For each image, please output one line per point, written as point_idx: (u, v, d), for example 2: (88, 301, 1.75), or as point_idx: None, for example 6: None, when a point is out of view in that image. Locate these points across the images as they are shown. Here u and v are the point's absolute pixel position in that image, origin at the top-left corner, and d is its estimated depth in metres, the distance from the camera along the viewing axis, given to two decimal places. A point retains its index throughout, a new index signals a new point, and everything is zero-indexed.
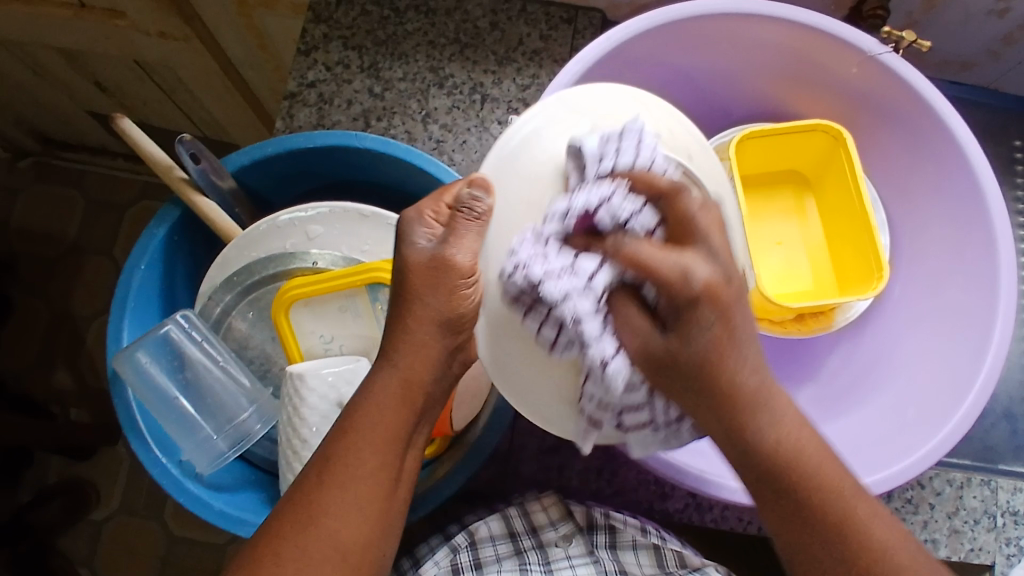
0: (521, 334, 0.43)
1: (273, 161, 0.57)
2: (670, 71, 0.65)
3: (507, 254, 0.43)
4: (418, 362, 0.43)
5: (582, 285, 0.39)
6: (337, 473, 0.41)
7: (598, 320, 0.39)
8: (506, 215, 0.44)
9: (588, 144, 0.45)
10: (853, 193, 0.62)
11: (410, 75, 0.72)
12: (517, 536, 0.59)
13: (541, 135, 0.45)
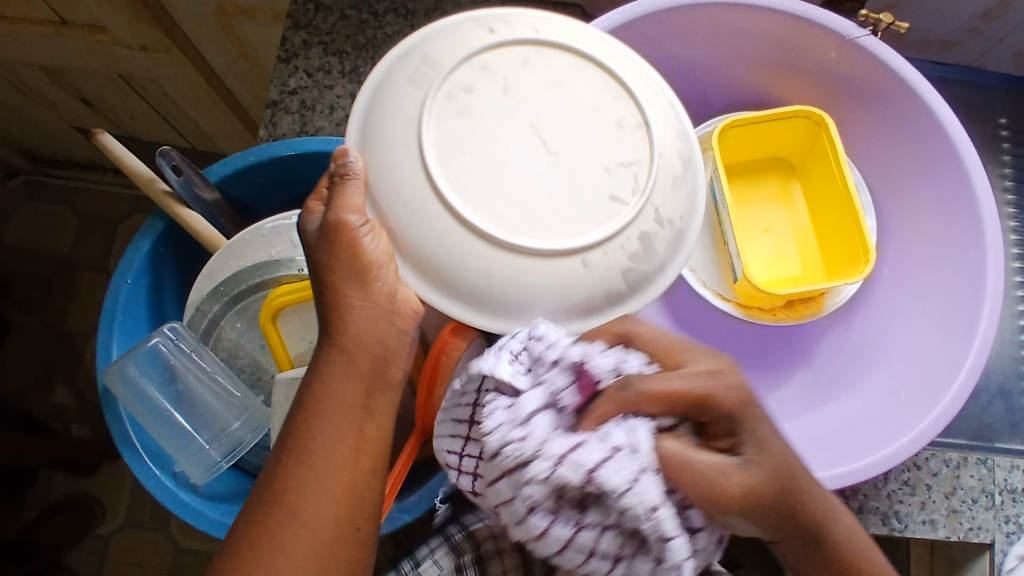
0: (423, 259, 0.42)
1: (256, 170, 0.57)
2: (651, 64, 0.65)
3: (392, 179, 0.41)
4: (359, 328, 0.43)
5: (604, 449, 0.35)
6: (301, 448, 0.41)
7: (651, 472, 0.35)
8: (388, 162, 0.42)
9: (471, 56, 0.43)
10: (836, 176, 0.62)
11: None
12: (517, 533, 0.59)
13: (399, 71, 0.43)
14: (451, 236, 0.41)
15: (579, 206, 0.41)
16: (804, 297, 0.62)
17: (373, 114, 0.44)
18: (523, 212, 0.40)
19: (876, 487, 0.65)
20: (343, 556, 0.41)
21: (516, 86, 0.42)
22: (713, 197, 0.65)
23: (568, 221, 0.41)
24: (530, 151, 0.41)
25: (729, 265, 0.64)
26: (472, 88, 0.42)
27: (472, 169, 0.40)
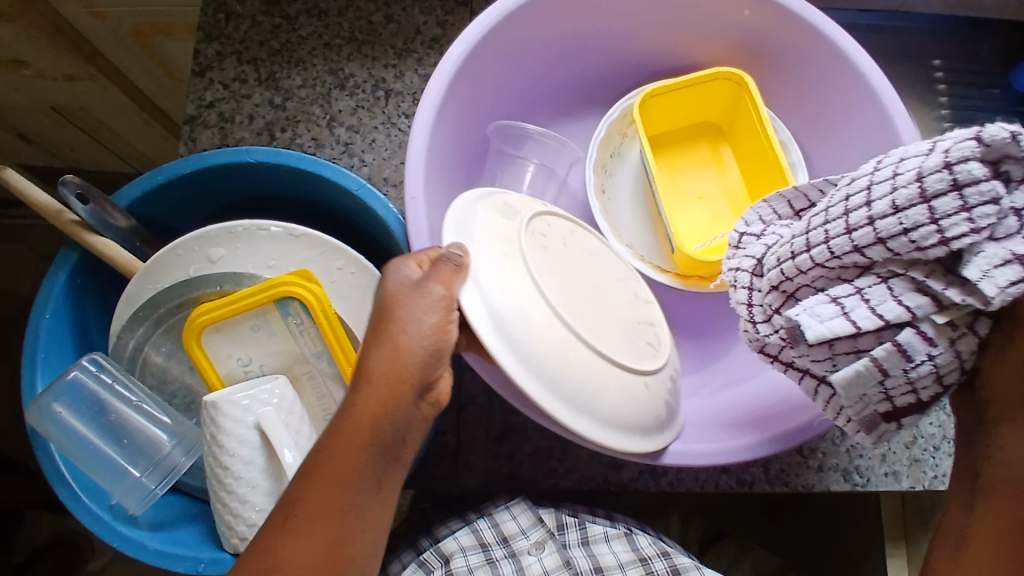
0: (530, 356, 0.45)
1: (165, 189, 0.56)
2: (567, 40, 0.64)
3: (503, 292, 0.46)
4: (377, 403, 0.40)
5: (966, 206, 0.36)
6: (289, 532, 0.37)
7: (941, 242, 0.37)
8: (505, 285, 0.46)
9: (540, 213, 0.53)
10: (761, 134, 0.62)
11: (309, 81, 0.71)
12: (487, 547, 0.61)
13: (489, 208, 0.51)
14: (558, 347, 0.46)
15: (630, 342, 0.52)
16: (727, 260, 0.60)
17: (476, 230, 0.48)
18: (603, 335, 0.50)
19: (834, 444, 0.64)
20: None
21: (572, 246, 0.54)
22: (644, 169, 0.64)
23: (628, 350, 0.51)
24: (594, 294, 0.52)
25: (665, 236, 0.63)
26: (544, 235, 0.52)
27: (568, 304, 0.49)
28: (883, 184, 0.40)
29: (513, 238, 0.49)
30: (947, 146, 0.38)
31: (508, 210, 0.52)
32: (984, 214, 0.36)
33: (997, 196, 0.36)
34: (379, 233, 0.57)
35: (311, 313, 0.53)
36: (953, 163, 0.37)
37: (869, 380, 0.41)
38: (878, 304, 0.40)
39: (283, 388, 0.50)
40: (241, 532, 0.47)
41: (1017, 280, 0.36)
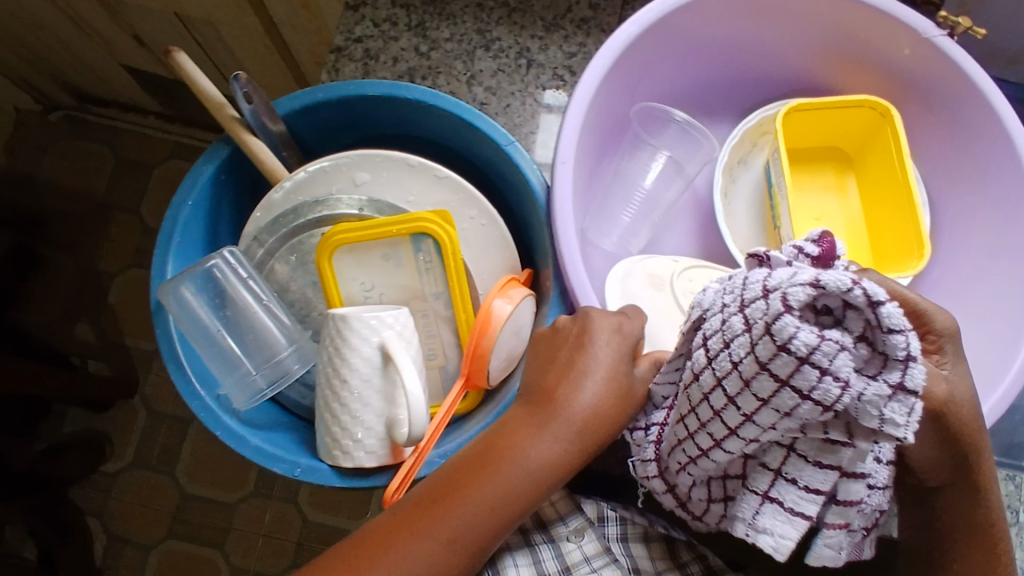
0: None
1: (322, 109, 0.57)
2: (720, 43, 0.65)
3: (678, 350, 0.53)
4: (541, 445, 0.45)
5: (828, 381, 0.33)
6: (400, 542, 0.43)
7: (816, 408, 0.35)
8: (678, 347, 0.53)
9: (685, 265, 0.58)
10: (897, 169, 0.62)
11: (457, 36, 0.72)
12: (527, 531, 0.61)
13: (640, 276, 0.57)
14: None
15: None
16: None
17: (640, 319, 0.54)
18: None
19: None
20: None
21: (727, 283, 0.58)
22: (770, 180, 0.65)
23: None
24: None
25: None
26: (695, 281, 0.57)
27: None
28: (730, 373, 0.37)
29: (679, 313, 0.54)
30: (761, 317, 0.35)
31: (657, 282, 0.56)
32: (829, 363, 0.33)
33: (840, 346, 0.33)
34: (515, 193, 0.58)
35: (441, 254, 0.54)
36: (784, 342, 0.34)
37: (841, 536, 0.41)
38: (802, 478, 0.39)
39: (406, 320, 0.50)
40: (345, 446, 0.49)
41: (911, 408, 0.34)
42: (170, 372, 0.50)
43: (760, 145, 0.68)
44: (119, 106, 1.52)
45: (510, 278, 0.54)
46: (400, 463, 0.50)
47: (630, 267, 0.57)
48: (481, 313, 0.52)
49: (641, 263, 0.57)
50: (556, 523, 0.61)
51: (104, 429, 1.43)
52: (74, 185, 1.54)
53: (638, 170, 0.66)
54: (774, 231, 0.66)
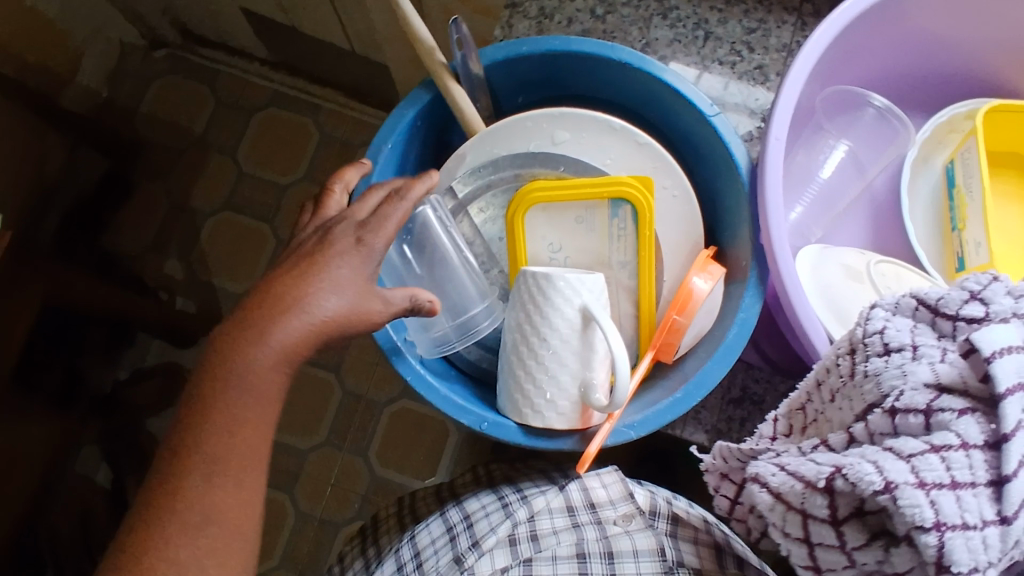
0: None
1: (523, 63, 0.56)
2: (918, 36, 0.62)
3: None
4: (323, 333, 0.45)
5: (903, 362, 0.36)
6: (200, 465, 0.42)
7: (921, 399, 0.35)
8: None
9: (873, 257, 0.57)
10: None
11: (634, 1, 0.70)
12: (574, 510, 0.64)
13: (836, 259, 0.56)
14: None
15: None
16: None
17: (840, 306, 0.52)
18: None
19: None
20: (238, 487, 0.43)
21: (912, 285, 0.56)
22: (953, 181, 0.63)
23: None
24: None
25: (955, 254, 0.62)
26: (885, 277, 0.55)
27: None
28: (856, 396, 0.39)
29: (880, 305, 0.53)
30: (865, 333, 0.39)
31: (853, 274, 0.55)
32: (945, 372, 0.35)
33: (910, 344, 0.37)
34: (709, 165, 0.57)
35: (638, 221, 0.53)
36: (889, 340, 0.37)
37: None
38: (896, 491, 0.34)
39: (603, 285, 0.49)
40: (536, 405, 0.49)
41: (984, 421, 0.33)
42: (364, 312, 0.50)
43: (942, 144, 0.65)
44: (225, 48, 1.52)
45: (705, 254, 0.53)
46: (587, 428, 0.50)
47: (824, 253, 0.57)
48: (680, 290, 0.51)
49: (836, 254, 0.57)
50: (605, 507, 0.64)
51: (184, 362, 1.44)
52: (171, 120, 1.54)
53: (815, 161, 0.65)
54: (950, 234, 0.63)
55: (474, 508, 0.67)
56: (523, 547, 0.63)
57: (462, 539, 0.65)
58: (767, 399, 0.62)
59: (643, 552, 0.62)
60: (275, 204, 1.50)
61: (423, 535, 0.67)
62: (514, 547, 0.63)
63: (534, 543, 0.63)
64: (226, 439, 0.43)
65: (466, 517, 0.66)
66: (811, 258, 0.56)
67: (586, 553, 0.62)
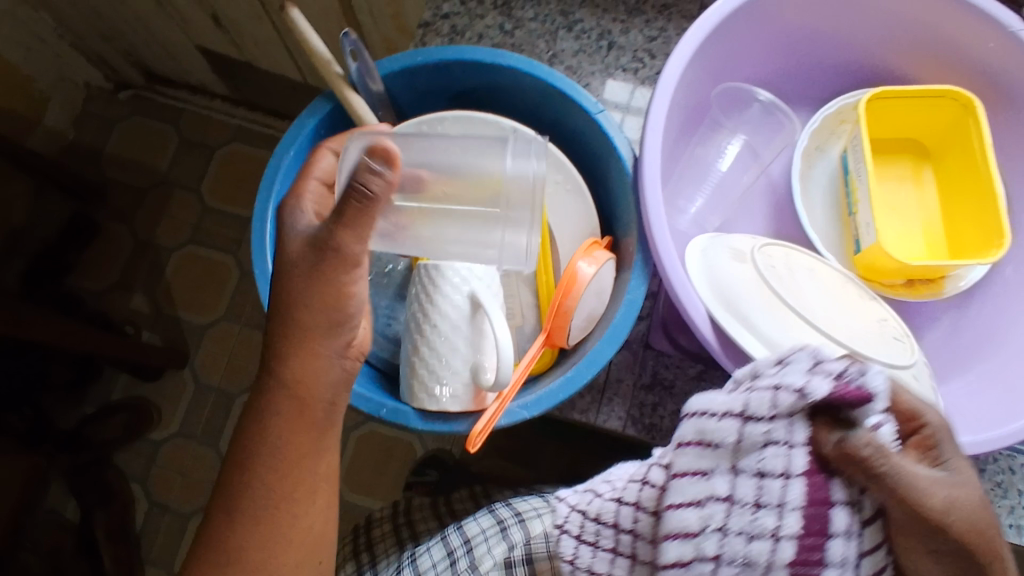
0: None
1: (421, 72, 0.60)
2: (796, 33, 0.65)
3: (764, 315, 0.53)
4: (310, 313, 0.48)
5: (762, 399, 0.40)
6: (262, 472, 0.49)
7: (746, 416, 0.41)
8: (762, 315, 0.53)
9: (762, 240, 0.59)
10: (978, 159, 0.62)
11: (540, 16, 0.74)
12: None
13: (725, 244, 0.58)
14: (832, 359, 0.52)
15: (884, 341, 0.54)
16: (925, 274, 0.62)
17: (723, 283, 0.55)
18: (862, 340, 0.54)
19: None
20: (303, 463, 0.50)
21: (801, 264, 0.58)
22: (846, 167, 0.66)
23: (885, 346, 0.54)
24: (838, 306, 0.56)
25: (852, 237, 0.65)
26: (772, 257, 0.57)
27: (820, 314, 0.55)
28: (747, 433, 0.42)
29: (761, 282, 0.55)
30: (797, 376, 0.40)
31: (738, 255, 0.57)
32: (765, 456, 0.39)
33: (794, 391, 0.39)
34: (600, 160, 0.60)
35: None
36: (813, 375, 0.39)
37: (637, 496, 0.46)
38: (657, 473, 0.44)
39: (491, 273, 0.52)
40: (431, 389, 0.51)
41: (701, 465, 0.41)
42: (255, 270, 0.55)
43: (835, 133, 0.68)
44: (186, 88, 1.57)
45: (592, 241, 0.56)
46: (482, 410, 0.52)
47: (714, 241, 0.59)
48: (566, 273, 0.53)
49: (725, 239, 0.59)
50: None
51: (152, 397, 1.47)
52: (136, 160, 1.58)
53: (712, 154, 0.68)
54: (847, 217, 0.66)
55: (472, 532, 0.70)
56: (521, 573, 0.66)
57: (462, 565, 0.68)
58: (678, 383, 0.64)
59: None
60: (239, 236, 1.54)
61: (424, 559, 0.70)
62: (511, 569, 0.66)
63: (529, 565, 0.66)
64: (275, 428, 0.49)
65: (466, 541, 0.69)
66: (702, 246, 0.59)
67: None
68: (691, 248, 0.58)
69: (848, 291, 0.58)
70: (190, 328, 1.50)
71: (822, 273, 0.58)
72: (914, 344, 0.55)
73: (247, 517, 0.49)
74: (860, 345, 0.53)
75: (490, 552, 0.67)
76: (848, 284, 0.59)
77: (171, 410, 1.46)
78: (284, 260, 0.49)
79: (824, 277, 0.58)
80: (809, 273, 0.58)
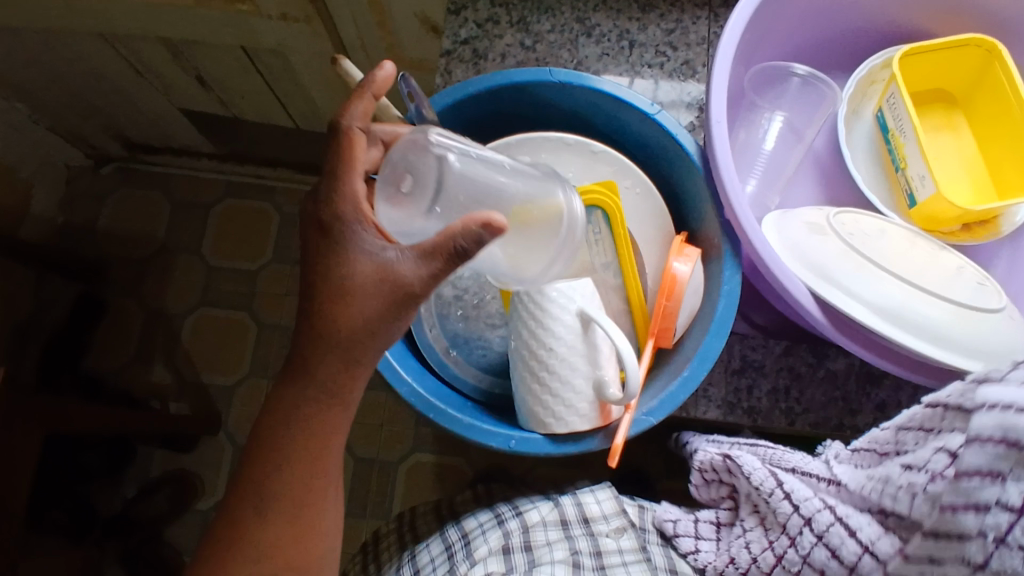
0: (915, 323, 0.53)
1: (471, 102, 0.61)
2: (819, 4, 0.67)
3: (860, 282, 0.54)
4: (376, 343, 0.48)
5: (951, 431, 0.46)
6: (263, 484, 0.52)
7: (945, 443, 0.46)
8: (860, 281, 0.54)
9: (833, 210, 0.60)
10: (1011, 98, 0.65)
11: (558, 27, 0.75)
12: (568, 525, 0.69)
13: (799, 220, 0.59)
14: (935, 313, 0.53)
15: (973, 289, 0.56)
16: (983, 217, 0.64)
17: (812, 259, 0.56)
18: (955, 290, 0.55)
19: None
20: (305, 490, 0.52)
21: (876, 227, 0.59)
22: (886, 123, 0.67)
23: (977, 292, 0.56)
24: (922, 260, 0.57)
25: (904, 192, 0.67)
26: (848, 225, 0.58)
27: (911, 271, 0.56)
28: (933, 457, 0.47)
29: (848, 250, 0.56)
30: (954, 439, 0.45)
31: (816, 228, 0.58)
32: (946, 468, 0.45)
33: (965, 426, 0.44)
34: (661, 157, 0.62)
35: (610, 223, 0.59)
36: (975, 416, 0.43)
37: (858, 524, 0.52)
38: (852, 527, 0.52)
39: (591, 288, 0.54)
40: (558, 413, 0.52)
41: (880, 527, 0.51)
42: None
43: (867, 94, 0.69)
44: (170, 150, 1.54)
45: (678, 238, 0.57)
46: (610, 424, 0.53)
47: (786, 218, 0.60)
48: (665, 276, 0.55)
49: (796, 214, 0.60)
50: (598, 520, 0.70)
51: (192, 467, 1.42)
52: (131, 232, 1.55)
53: (756, 135, 0.70)
54: (894, 173, 0.68)
55: (471, 527, 0.71)
56: (519, 556, 0.67)
57: (459, 557, 0.69)
58: (768, 362, 0.65)
59: (631, 560, 0.66)
60: (249, 291, 1.51)
61: (423, 555, 0.71)
62: (507, 556, 0.67)
63: (528, 551, 0.67)
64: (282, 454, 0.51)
65: (464, 535, 0.71)
66: (778, 227, 0.59)
67: (579, 562, 0.66)
68: (768, 231, 0.59)
69: (924, 243, 0.59)
70: (215, 392, 1.46)
71: (896, 230, 0.60)
72: (996, 285, 0.57)
73: (243, 525, 0.53)
74: (953, 295, 0.55)
75: (487, 539, 0.68)
76: (923, 237, 0.60)
77: (213, 475, 1.42)
78: (349, 284, 0.46)
79: (899, 234, 0.59)
80: (886, 233, 0.59)
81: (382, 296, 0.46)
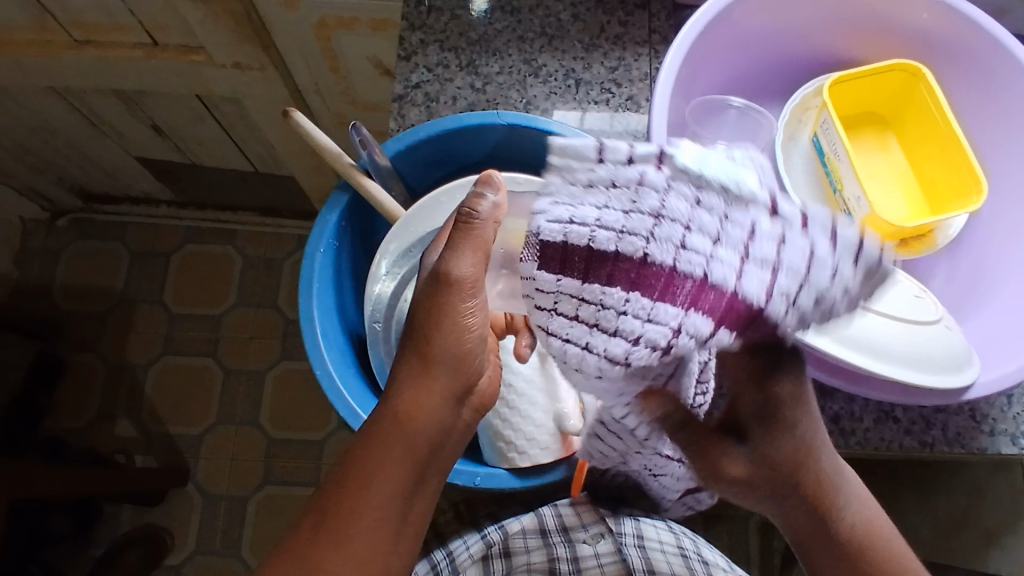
0: (857, 340, 0.56)
1: (424, 144, 0.64)
2: (749, 35, 0.71)
3: None
4: (449, 346, 0.45)
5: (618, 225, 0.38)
6: (345, 515, 0.43)
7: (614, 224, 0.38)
8: None
9: None
10: (937, 117, 0.68)
11: (506, 69, 0.77)
12: (547, 531, 0.73)
13: None
14: (876, 328, 0.56)
15: (915, 302, 0.58)
16: (918, 231, 0.67)
17: None
18: (898, 306, 0.57)
19: (1002, 410, 0.66)
20: (395, 522, 0.44)
21: None
22: (821, 147, 0.70)
23: (918, 305, 0.58)
24: None
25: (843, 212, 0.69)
26: None
27: None
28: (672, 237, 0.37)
29: None
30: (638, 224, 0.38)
31: None
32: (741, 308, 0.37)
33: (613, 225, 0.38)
34: None
35: None
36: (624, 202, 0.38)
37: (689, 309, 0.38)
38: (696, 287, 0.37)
39: None
40: (521, 447, 0.57)
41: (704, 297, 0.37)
42: (314, 368, 0.58)
43: (802, 120, 0.72)
44: (128, 200, 1.53)
45: None
46: (571, 455, 0.57)
47: None
48: None
49: None
50: (577, 528, 0.72)
51: (162, 522, 1.39)
52: (90, 285, 1.53)
53: None
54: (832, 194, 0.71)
55: (456, 545, 0.74)
56: (498, 562, 0.72)
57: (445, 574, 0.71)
58: None
59: (604, 554, 0.71)
60: (212, 338, 1.49)
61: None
62: (487, 562, 0.72)
63: (506, 556, 0.73)
64: (365, 479, 0.44)
65: (449, 553, 0.73)
66: None
67: (555, 557, 0.71)
68: None
69: None
70: (181, 443, 1.43)
71: None
72: (932, 296, 0.60)
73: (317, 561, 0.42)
74: (894, 310, 0.57)
75: (468, 550, 0.72)
76: None
77: (184, 528, 1.39)
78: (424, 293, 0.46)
79: None
80: None
81: (430, 289, 0.46)
